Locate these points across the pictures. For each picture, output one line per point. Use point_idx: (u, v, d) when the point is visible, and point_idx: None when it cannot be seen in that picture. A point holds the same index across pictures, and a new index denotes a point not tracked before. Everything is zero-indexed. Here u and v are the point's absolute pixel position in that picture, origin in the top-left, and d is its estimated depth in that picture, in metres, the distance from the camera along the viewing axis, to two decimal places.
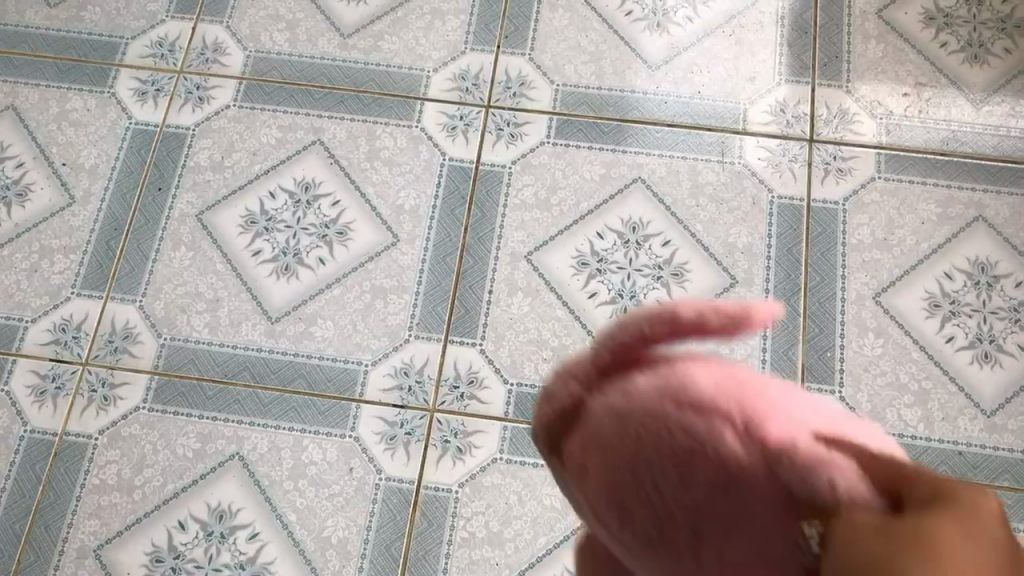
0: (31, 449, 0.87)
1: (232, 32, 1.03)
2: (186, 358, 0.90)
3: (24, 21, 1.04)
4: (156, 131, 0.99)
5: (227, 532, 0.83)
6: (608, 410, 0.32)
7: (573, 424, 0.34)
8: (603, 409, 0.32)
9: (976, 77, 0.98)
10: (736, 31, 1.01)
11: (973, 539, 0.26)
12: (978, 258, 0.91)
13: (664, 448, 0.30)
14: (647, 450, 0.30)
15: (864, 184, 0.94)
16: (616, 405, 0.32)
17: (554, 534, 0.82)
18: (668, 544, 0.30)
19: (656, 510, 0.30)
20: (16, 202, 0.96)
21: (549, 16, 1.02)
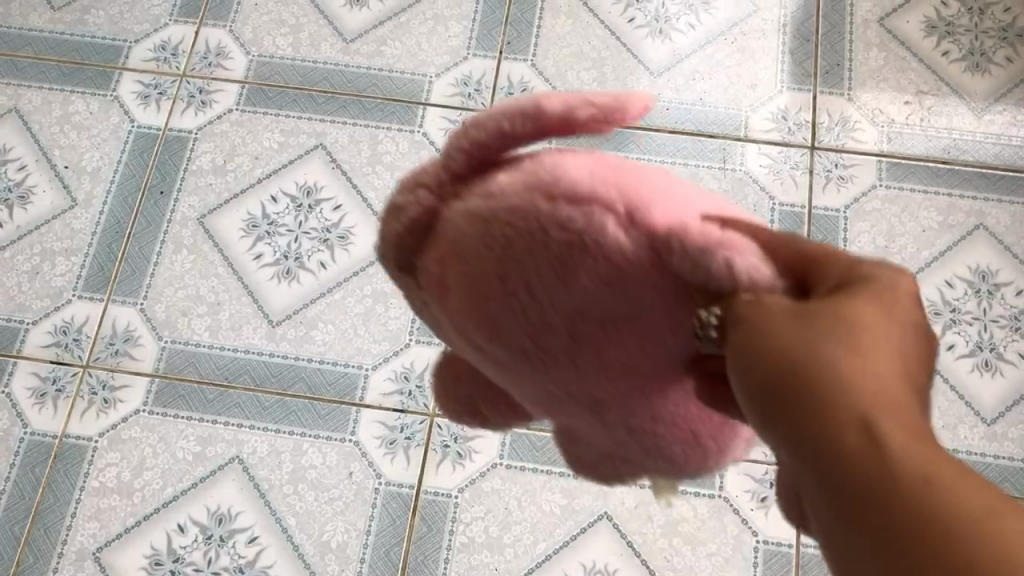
0: (31, 451, 0.87)
1: (235, 36, 1.03)
2: (187, 361, 0.90)
3: (27, 24, 1.05)
4: (159, 134, 0.99)
5: (226, 536, 0.83)
6: (475, 210, 0.34)
7: (428, 233, 0.36)
8: (462, 213, 0.35)
9: (977, 86, 0.98)
10: (738, 39, 1.02)
11: (891, 318, 0.27)
12: (979, 266, 0.91)
13: (538, 247, 0.33)
14: (518, 249, 0.33)
15: (865, 192, 0.94)
16: (477, 207, 0.34)
17: (554, 540, 0.82)
18: (547, 353, 0.34)
19: (534, 317, 0.34)
20: (17, 204, 0.96)
21: (551, 22, 1.03)
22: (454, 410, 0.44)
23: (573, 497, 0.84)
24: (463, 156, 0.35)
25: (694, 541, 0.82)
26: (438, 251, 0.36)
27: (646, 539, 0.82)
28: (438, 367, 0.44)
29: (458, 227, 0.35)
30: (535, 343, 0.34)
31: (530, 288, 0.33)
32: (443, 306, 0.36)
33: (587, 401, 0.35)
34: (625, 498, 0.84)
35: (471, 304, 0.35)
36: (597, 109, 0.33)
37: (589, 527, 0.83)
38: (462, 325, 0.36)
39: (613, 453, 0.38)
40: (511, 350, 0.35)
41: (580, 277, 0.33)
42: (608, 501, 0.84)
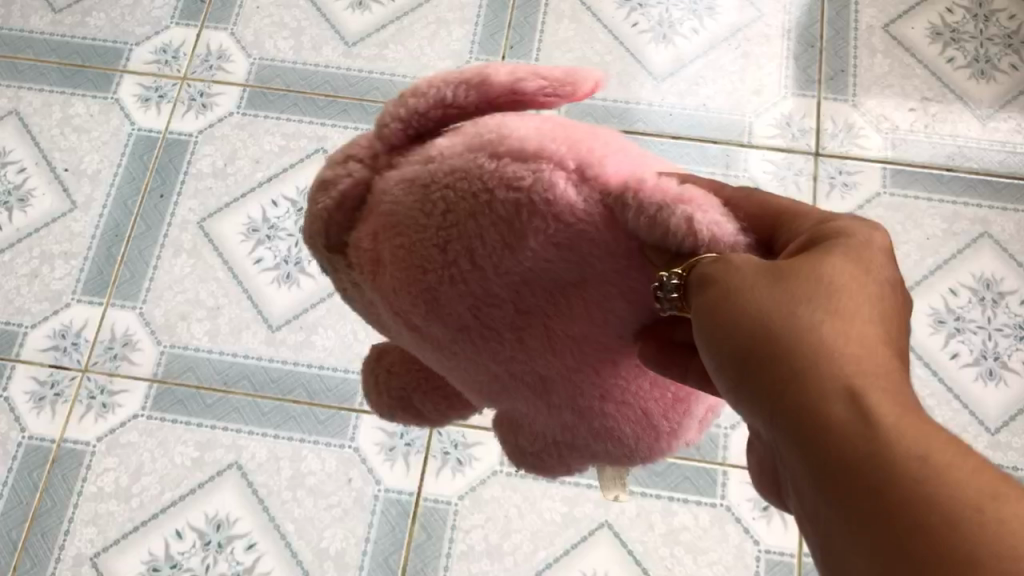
0: (29, 456, 0.86)
1: (236, 39, 1.03)
2: (186, 366, 0.89)
3: (28, 26, 1.04)
4: (159, 138, 0.98)
5: (223, 542, 0.83)
6: (417, 181, 0.37)
7: (366, 210, 0.40)
8: (395, 183, 0.38)
9: (983, 93, 0.98)
10: (742, 44, 1.01)
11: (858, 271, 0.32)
12: (983, 274, 0.90)
13: (486, 210, 0.35)
14: (464, 212, 0.35)
15: (869, 199, 0.94)
16: (411, 173, 0.38)
17: (554, 548, 0.82)
18: (491, 329, 0.37)
19: (476, 287, 0.36)
20: (17, 207, 0.95)
21: (555, 27, 1.02)
22: (384, 408, 0.46)
23: (573, 504, 0.83)
24: (405, 129, 0.39)
25: (696, 550, 0.82)
26: (371, 227, 0.39)
27: (647, 548, 0.82)
28: (370, 360, 0.46)
29: (399, 198, 0.37)
30: (476, 312, 0.36)
31: (474, 256, 0.35)
32: (382, 282, 0.39)
33: (528, 374, 0.38)
34: (626, 506, 0.83)
35: (415, 277, 0.37)
36: (539, 80, 0.37)
37: (589, 535, 0.82)
38: (402, 301, 0.38)
39: (558, 436, 0.41)
40: (454, 322, 0.37)
41: (525, 240, 0.34)
42: (609, 509, 0.83)
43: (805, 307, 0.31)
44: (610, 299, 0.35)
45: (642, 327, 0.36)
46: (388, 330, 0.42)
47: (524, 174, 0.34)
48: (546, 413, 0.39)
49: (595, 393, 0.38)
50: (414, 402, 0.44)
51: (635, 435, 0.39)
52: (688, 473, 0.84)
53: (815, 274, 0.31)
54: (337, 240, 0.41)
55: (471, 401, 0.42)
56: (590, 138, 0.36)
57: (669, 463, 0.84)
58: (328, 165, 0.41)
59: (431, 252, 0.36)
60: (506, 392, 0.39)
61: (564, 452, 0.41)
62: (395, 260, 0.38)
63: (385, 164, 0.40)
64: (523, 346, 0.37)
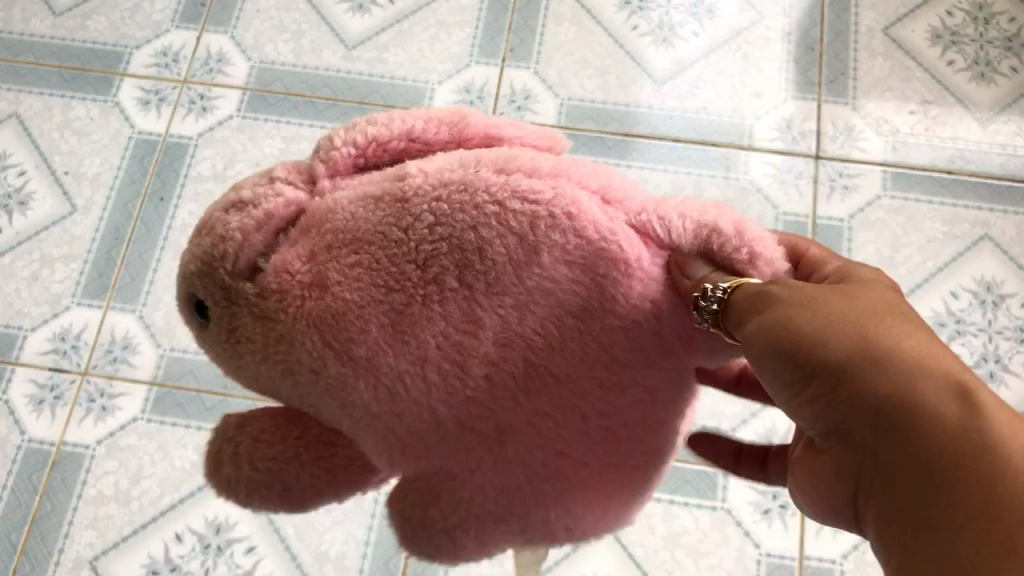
0: (28, 459, 0.86)
1: (236, 42, 1.03)
2: (185, 369, 0.89)
3: (29, 29, 1.04)
4: (158, 141, 0.98)
5: (223, 545, 0.83)
6: (390, 196, 0.36)
7: (300, 230, 0.37)
8: (347, 205, 0.36)
9: (983, 96, 0.98)
10: (743, 47, 1.01)
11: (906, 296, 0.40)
12: (984, 277, 0.90)
13: (496, 222, 0.35)
14: (460, 226, 0.35)
15: (869, 202, 0.93)
16: (372, 192, 0.36)
17: (554, 551, 0.82)
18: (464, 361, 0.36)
19: (454, 311, 0.35)
20: (17, 210, 0.95)
21: (555, 30, 1.02)
22: (244, 487, 0.38)
23: None
24: (356, 157, 0.38)
25: (696, 554, 0.82)
26: (314, 247, 0.36)
27: (647, 551, 0.82)
28: (224, 434, 0.39)
29: (357, 218, 0.36)
30: (445, 340, 0.35)
31: (464, 273, 0.35)
32: (315, 306, 0.35)
33: (482, 420, 0.37)
34: None
35: (375, 298, 0.35)
36: (514, 128, 0.40)
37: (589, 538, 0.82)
38: (349, 325, 0.35)
39: (491, 505, 0.38)
40: (414, 353, 0.35)
41: (538, 256, 0.35)
42: None
43: (886, 319, 0.38)
44: (610, 333, 0.36)
45: (633, 365, 0.37)
46: (285, 382, 0.37)
47: (542, 189, 0.35)
48: (488, 474, 0.38)
49: (555, 447, 0.38)
50: (289, 477, 0.38)
51: (581, 502, 0.40)
52: (688, 476, 0.84)
53: (882, 298, 0.40)
54: (247, 267, 0.37)
55: (382, 462, 0.39)
56: (603, 171, 0.38)
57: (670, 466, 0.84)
58: (241, 188, 0.38)
59: (402, 269, 0.35)
60: (443, 443, 0.37)
61: (486, 526, 0.39)
62: (346, 283, 0.35)
63: (325, 187, 0.38)
64: (489, 384, 0.36)
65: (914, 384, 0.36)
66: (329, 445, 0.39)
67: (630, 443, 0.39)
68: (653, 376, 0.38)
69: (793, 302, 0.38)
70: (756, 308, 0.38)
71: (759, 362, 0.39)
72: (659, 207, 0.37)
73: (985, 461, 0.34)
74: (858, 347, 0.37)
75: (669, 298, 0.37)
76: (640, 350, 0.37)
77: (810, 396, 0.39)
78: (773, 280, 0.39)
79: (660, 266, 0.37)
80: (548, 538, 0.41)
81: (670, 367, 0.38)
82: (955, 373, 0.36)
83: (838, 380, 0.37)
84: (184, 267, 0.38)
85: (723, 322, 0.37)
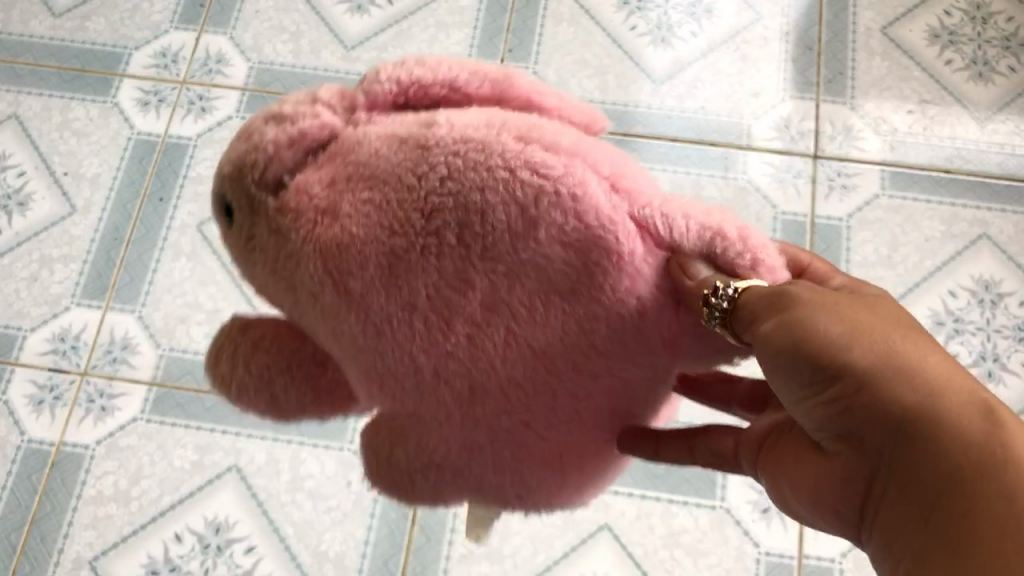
0: (28, 459, 0.86)
1: (235, 43, 1.03)
2: (185, 369, 0.89)
3: (28, 30, 1.04)
4: (158, 142, 0.98)
5: (223, 545, 0.83)
6: (415, 141, 0.37)
7: (327, 156, 0.38)
8: (375, 140, 0.37)
9: (981, 95, 0.98)
10: (741, 47, 1.01)
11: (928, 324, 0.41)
12: (982, 276, 0.90)
13: (503, 185, 0.35)
14: (466, 186, 0.35)
15: (868, 201, 0.94)
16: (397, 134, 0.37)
17: (554, 551, 0.82)
18: (449, 315, 0.36)
19: (450, 264, 0.35)
20: (16, 211, 0.96)
21: (553, 30, 1.02)
22: (235, 386, 0.40)
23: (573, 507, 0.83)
24: (396, 95, 0.39)
25: (695, 552, 0.82)
26: (333, 177, 0.37)
27: (647, 551, 0.82)
28: (230, 329, 0.41)
29: (382, 154, 0.37)
30: (436, 291, 0.36)
31: (462, 232, 0.35)
32: (326, 231, 0.36)
33: (458, 380, 0.37)
34: (625, 508, 0.83)
35: (378, 237, 0.36)
36: (557, 100, 0.40)
37: (589, 538, 0.82)
38: (349, 257, 0.36)
39: (449, 459, 0.38)
40: (405, 298, 0.36)
41: (536, 230, 0.35)
42: (609, 511, 0.83)
43: (911, 336, 0.38)
44: (593, 319, 0.37)
45: (610, 355, 0.37)
46: (286, 300, 0.39)
47: (555, 165, 0.36)
48: (452, 431, 0.38)
49: (523, 417, 0.38)
50: (277, 389, 0.39)
51: (536, 475, 0.39)
52: (687, 475, 0.84)
53: (904, 317, 0.40)
54: (272, 181, 0.38)
55: (362, 397, 0.40)
56: (622, 159, 0.39)
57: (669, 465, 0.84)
58: (284, 103, 0.40)
59: (408, 216, 0.36)
60: (417, 392, 0.37)
61: (443, 478, 0.39)
62: (355, 217, 0.36)
63: (360, 119, 0.39)
64: (470, 345, 0.36)
65: (935, 397, 0.36)
66: (321, 365, 0.39)
67: (597, 424, 0.39)
68: (627, 370, 0.38)
69: (814, 306, 0.39)
70: (774, 306, 0.39)
71: (773, 365, 0.40)
72: (664, 204, 0.37)
73: (1011, 478, 0.34)
74: (881, 356, 0.38)
75: (655, 297, 0.37)
76: (620, 342, 0.37)
77: (826, 403, 0.39)
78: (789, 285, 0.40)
79: (659, 262, 0.38)
80: (500, 503, 0.41)
81: (647, 364, 0.38)
82: (977, 392, 0.37)
83: (859, 386, 0.37)
84: (221, 169, 0.40)
85: (732, 322, 0.38)
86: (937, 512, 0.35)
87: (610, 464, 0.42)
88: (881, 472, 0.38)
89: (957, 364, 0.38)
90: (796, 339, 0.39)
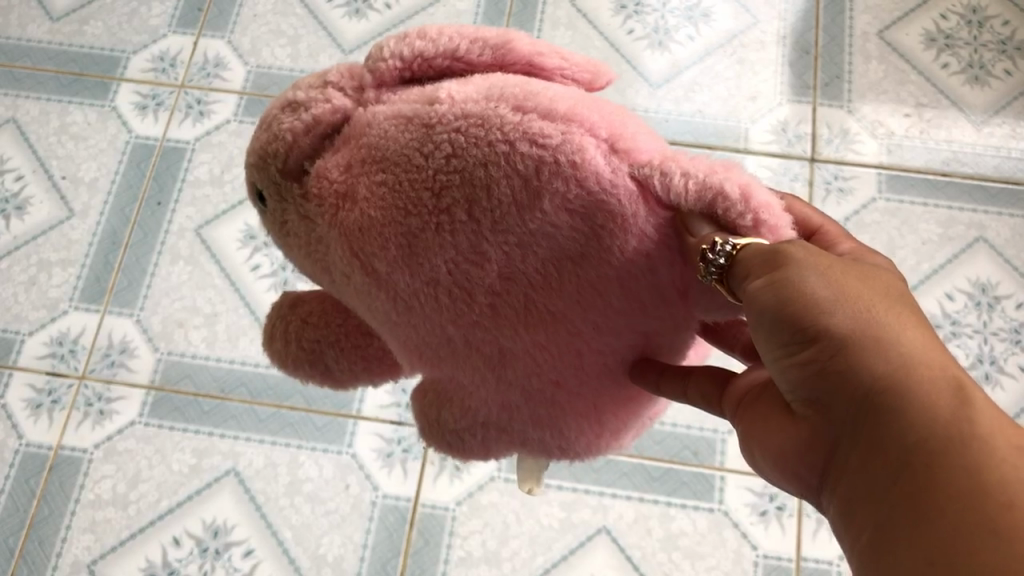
0: (26, 463, 0.86)
1: (233, 47, 1.03)
2: (183, 373, 0.89)
3: (26, 34, 1.04)
4: (157, 145, 0.98)
5: (222, 549, 0.83)
6: (419, 120, 0.36)
7: (342, 140, 0.39)
8: (382, 120, 0.37)
9: (977, 98, 0.98)
10: (738, 51, 1.02)
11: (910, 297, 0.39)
12: (979, 279, 0.90)
13: (504, 159, 0.35)
14: (470, 163, 0.35)
15: (865, 205, 0.94)
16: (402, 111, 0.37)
17: (552, 554, 0.82)
18: (468, 290, 0.37)
19: (461, 240, 0.36)
20: (14, 214, 0.96)
21: (550, 34, 1.03)
22: (291, 361, 0.43)
23: (571, 510, 0.83)
24: (402, 71, 0.39)
25: (694, 555, 0.82)
26: (349, 161, 0.38)
27: (646, 553, 0.82)
28: (282, 308, 0.44)
29: (388, 135, 0.37)
30: (454, 267, 0.36)
31: (472, 208, 0.36)
32: (347, 218, 0.37)
33: (485, 345, 0.38)
34: (623, 511, 0.83)
35: (394, 219, 0.36)
36: (559, 59, 0.40)
37: (587, 540, 0.82)
38: (368, 242, 0.37)
39: (492, 416, 0.41)
40: (427, 274, 0.37)
41: (539, 200, 0.35)
42: (607, 514, 0.83)
43: (897, 309, 0.37)
44: (606, 280, 0.37)
45: (627, 313, 0.38)
46: (324, 278, 0.41)
47: (552, 134, 0.35)
48: (489, 390, 0.40)
49: (551, 377, 0.39)
50: (329, 358, 0.42)
51: (574, 426, 0.42)
52: (685, 478, 0.84)
53: (891, 288, 0.38)
54: (296, 167, 0.39)
55: (405, 362, 0.42)
56: (621, 117, 0.38)
57: (668, 468, 0.84)
58: (299, 87, 0.40)
59: (420, 196, 0.36)
60: (452, 356, 0.39)
61: (490, 434, 0.42)
62: (371, 200, 0.36)
63: (371, 99, 0.39)
64: (493, 312, 0.37)
65: (910, 370, 0.35)
66: (366, 335, 0.42)
67: (620, 376, 0.41)
68: (646, 323, 0.39)
69: (806, 265, 0.37)
70: (769, 264, 0.37)
71: (756, 321, 0.37)
72: (663, 160, 0.36)
73: (977, 461, 0.32)
74: (866, 324, 0.36)
75: (661, 251, 0.37)
76: (636, 300, 0.38)
77: (800, 366, 0.37)
78: (789, 243, 0.37)
79: (661, 221, 0.36)
80: (546, 454, 0.44)
81: (664, 315, 0.39)
82: (955, 373, 0.35)
83: (836, 352, 0.36)
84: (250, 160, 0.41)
85: (728, 278, 0.36)
86: (897, 485, 0.34)
87: (644, 408, 0.44)
88: (846, 442, 0.37)
89: (935, 338, 0.37)
90: (784, 298, 0.36)
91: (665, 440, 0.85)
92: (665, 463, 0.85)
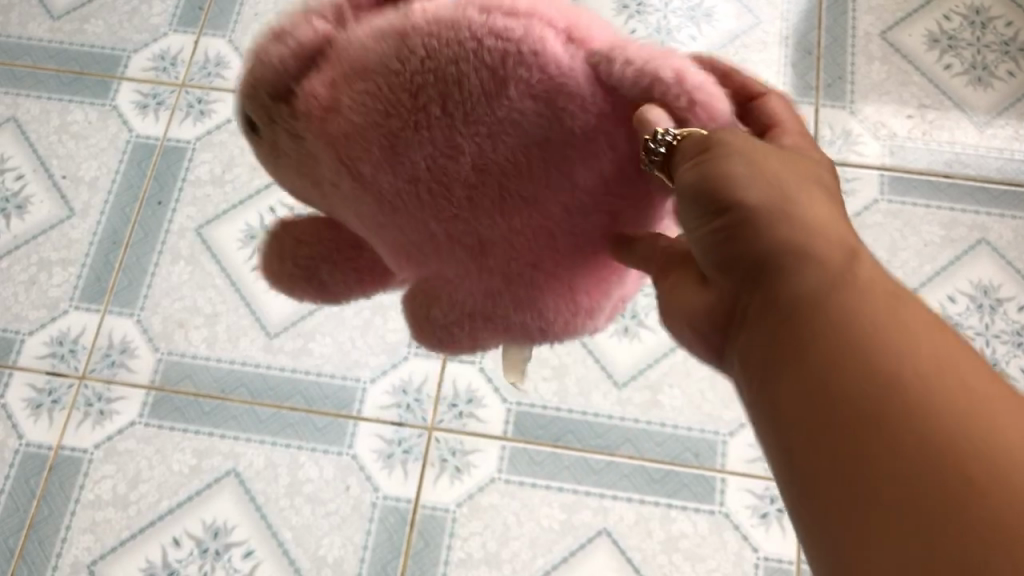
0: (26, 463, 0.86)
1: (234, 46, 1.03)
2: (183, 373, 0.89)
3: (26, 32, 1.04)
4: (157, 145, 0.98)
5: (222, 549, 0.82)
6: (393, 28, 0.35)
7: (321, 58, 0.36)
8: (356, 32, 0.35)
9: (979, 100, 0.98)
10: (740, 51, 1.01)
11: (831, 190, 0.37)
12: (981, 281, 0.90)
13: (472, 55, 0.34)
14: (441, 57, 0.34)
15: (867, 206, 0.94)
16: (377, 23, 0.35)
17: (552, 555, 0.82)
18: (446, 185, 0.35)
19: (437, 137, 0.34)
20: (15, 213, 0.95)
21: None
22: (286, 279, 0.42)
23: (571, 512, 0.83)
24: None
25: (694, 557, 0.81)
26: (330, 74, 0.35)
27: (646, 556, 0.82)
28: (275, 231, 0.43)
29: (367, 44, 0.35)
30: (432, 162, 0.35)
31: (446, 104, 0.34)
32: (331, 130, 0.35)
33: (465, 237, 0.36)
34: (624, 513, 0.83)
35: (375, 122, 0.34)
36: None
37: (587, 542, 0.82)
38: (349, 147, 0.35)
39: (480, 307, 0.39)
40: (407, 172, 0.35)
41: (506, 88, 0.34)
42: (608, 516, 0.83)
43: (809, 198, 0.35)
44: (576, 163, 0.35)
45: (598, 191, 0.36)
46: (313, 193, 0.39)
47: (515, 27, 0.34)
48: (473, 282, 0.38)
49: (532, 260, 0.37)
50: (324, 272, 0.41)
51: (560, 309, 0.40)
52: (686, 480, 0.84)
53: (808, 172, 0.37)
54: (283, 91, 0.37)
55: (392, 267, 0.40)
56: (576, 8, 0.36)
57: (668, 470, 0.84)
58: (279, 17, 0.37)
59: (397, 97, 0.34)
60: (437, 254, 0.37)
61: (477, 325, 0.40)
62: (354, 109, 0.35)
63: (349, 17, 0.36)
64: (471, 205, 0.35)
65: (817, 247, 0.34)
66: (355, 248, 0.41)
67: (598, 252, 0.38)
68: (618, 203, 0.37)
69: (738, 151, 0.35)
70: (703, 149, 0.35)
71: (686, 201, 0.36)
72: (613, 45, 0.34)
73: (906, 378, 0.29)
74: (776, 198, 0.35)
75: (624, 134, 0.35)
76: (604, 178, 0.36)
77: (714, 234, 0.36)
78: (726, 130, 0.36)
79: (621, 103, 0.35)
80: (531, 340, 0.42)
81: (633, 194, 0.37)
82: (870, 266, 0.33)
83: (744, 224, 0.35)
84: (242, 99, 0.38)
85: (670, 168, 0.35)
86: (819, 392, 0.30)
87: (621, 287, 0.42)
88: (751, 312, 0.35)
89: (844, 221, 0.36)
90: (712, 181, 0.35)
91: (665, 442, 0.85)
92: (665, 465, 0.84)
